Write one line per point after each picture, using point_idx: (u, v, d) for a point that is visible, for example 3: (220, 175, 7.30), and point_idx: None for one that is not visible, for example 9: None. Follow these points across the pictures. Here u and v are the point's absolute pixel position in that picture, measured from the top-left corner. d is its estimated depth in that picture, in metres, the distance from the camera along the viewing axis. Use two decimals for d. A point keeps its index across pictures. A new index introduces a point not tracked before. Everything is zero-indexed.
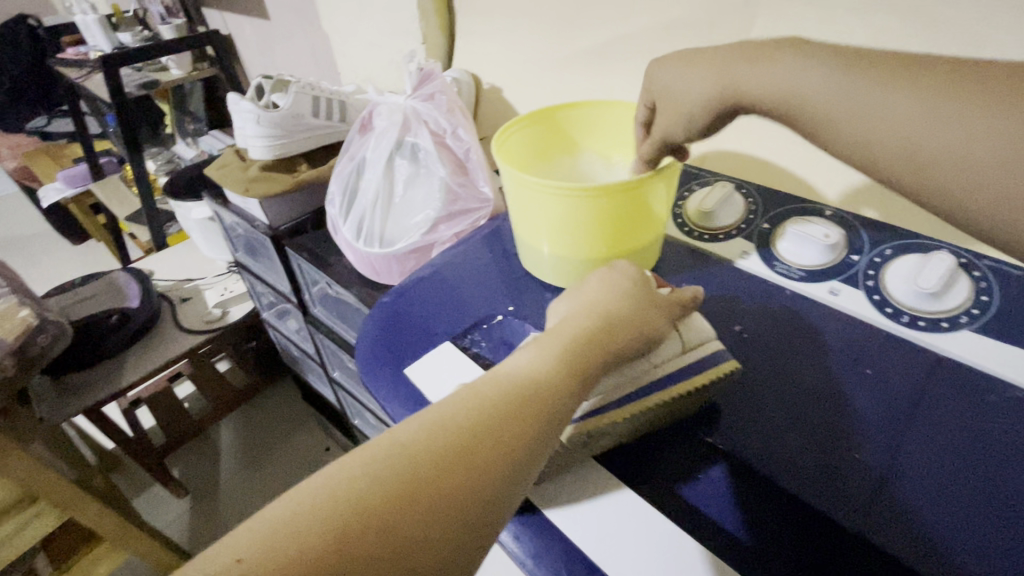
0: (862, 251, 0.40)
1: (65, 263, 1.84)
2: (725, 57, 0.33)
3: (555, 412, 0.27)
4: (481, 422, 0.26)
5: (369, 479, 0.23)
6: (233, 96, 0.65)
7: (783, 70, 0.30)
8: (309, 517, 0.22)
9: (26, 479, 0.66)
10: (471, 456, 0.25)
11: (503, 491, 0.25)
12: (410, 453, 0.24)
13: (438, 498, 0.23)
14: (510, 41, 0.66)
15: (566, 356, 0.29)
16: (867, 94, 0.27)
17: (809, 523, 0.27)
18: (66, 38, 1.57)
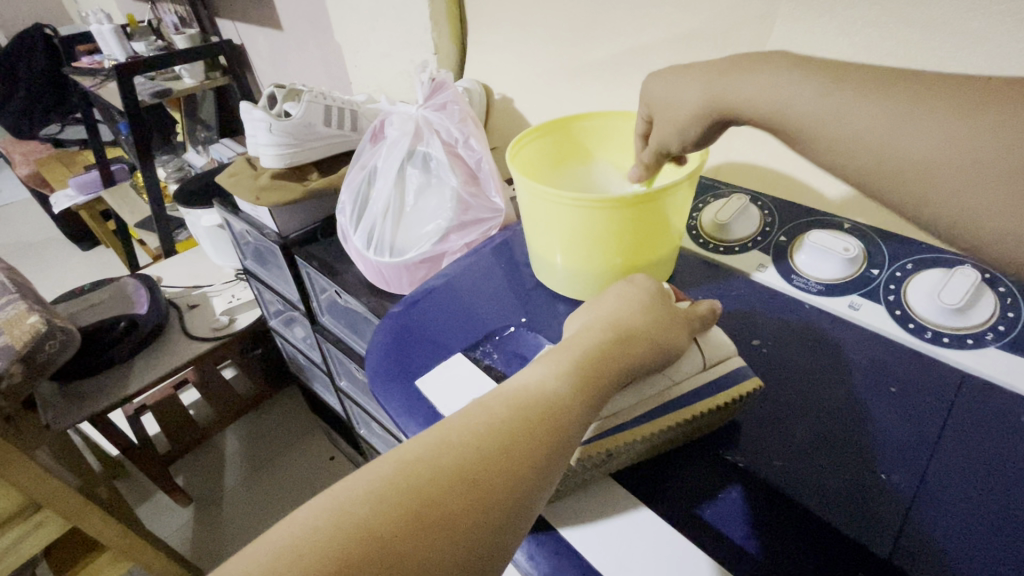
0: (883, 265, 0.39)
1: (75, 268, 1.85)
2: (719, 70, 0.34)
3: (567, 431, 0.26)
4: (496, 439, 0.25)
5: (374, 501, 0.22)
6: (246, 105, 0.65)
7: (771, 81, 0.30)
8: (312, 537, 0.21)
9: (30, 487, 0.65)
10: (488, 473, 0.24)
11: (518, 510, 0.24)
12: (424, 470, 0.24)
13: (452, 518, 0.23)
14: (521, 52, 0.66)
15: (580, 372, 0.28)
16: (846, 102, 0.27)
17: (835, 546, 0.26)
18: (82, 47, 1.59)
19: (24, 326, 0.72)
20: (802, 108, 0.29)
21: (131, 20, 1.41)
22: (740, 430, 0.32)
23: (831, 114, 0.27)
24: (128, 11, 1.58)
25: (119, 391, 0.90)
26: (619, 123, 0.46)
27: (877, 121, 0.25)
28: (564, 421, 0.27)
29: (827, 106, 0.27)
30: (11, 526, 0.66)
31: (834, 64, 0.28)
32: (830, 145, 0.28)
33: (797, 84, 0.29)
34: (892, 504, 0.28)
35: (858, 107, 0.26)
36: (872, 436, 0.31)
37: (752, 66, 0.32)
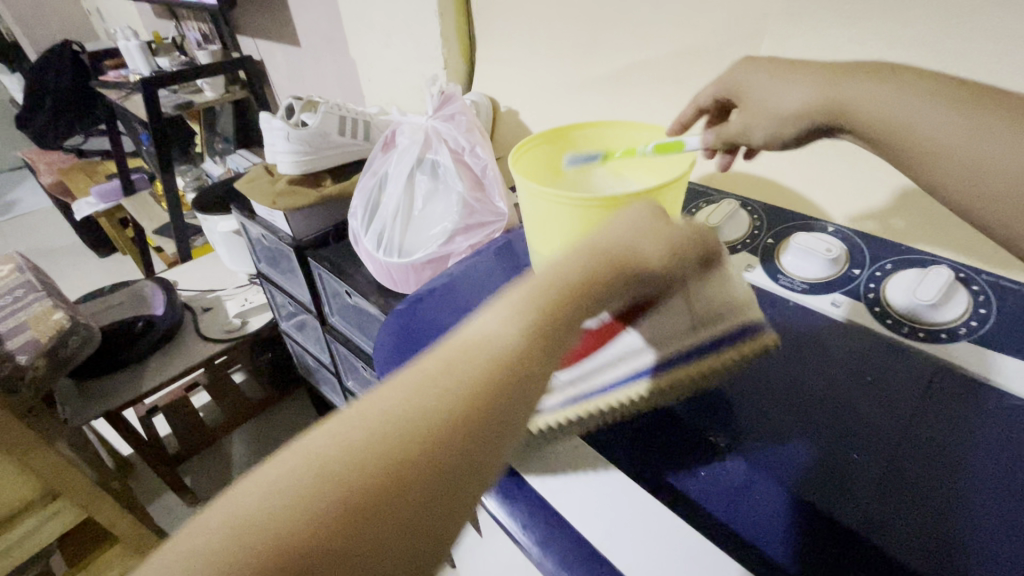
0: (863, 265, 0.42)
1: (93, 275, 1.90)
2: (833, 73, 0.34)
3: (526, 389, 0.23)
4: (448, 405, 0.22)
5: (304, 491, 0.19)
6: (265, 115, 0.69)
7: (892, 92, 0.31)
8: (237, 538, 0.18)
9: (50, 476, 0.68)
10: (441, 441, 0.21)
11: (476, 481, 0.21)
12: (365, 452, 0.20)
13: (408, 491, 0.20)
14: (526, 67, 0.69)
15: (543, 323, 0.24)
16: (986, 128, 0.28)
17: (821, 530, 0.28)
18: (109, 63, 1.66)
19: (49, 322, 0.75)
20: (899, 114, 0.31)
21: (157, 37, 1.47)
22: (739, 423, 0.33)
23: (930, 124, 0.29)
24: (153, 28, 1.66)
25: (134, 389, 0.93)
26: (616, 131, 0.49)
27: (975, 139, 0.28)
28: (523, 377, 0.23)
29: (927, 113, 0.30)
30: (30, 514, 0.68)
31: (932, 78, 0.30)
32: (923, 154, 0.30)
33: (896, 93, 0.31)
34: (899, 494, 0.29)
35: (960, 122, 0.29)
36: (869, 427, 0.32)
37: (850, 70, 0.33)
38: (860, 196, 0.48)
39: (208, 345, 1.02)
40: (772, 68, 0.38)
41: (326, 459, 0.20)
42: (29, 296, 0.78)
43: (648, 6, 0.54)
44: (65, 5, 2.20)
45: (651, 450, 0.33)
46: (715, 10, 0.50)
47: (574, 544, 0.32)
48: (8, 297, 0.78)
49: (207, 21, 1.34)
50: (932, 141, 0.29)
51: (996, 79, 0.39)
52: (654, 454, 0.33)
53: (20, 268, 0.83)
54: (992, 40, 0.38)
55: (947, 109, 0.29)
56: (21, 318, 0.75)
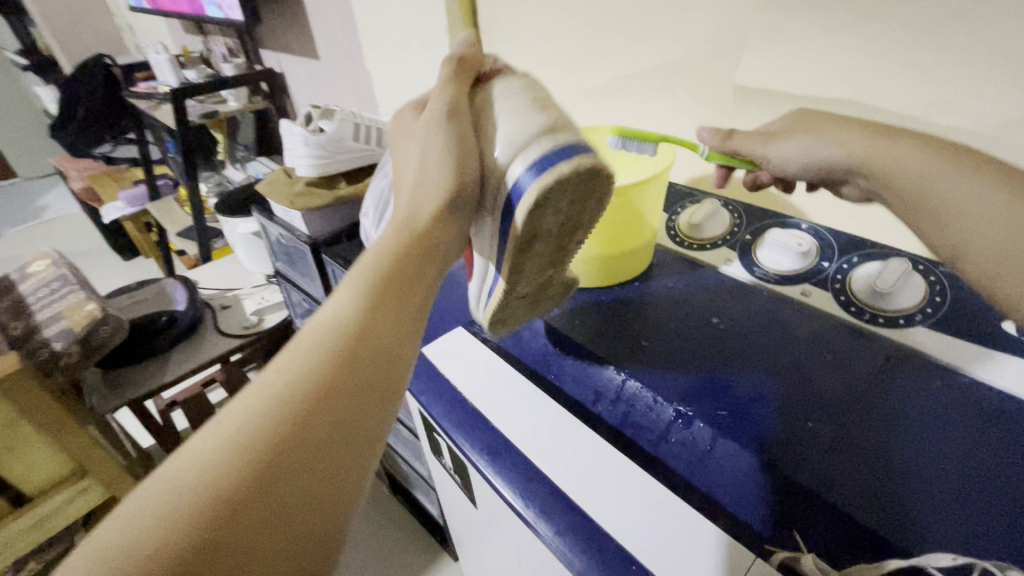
0: (832, 259, 0.45)
1: (118, 277, 1.98)
2: (873, 132, 0.38)
3: (377, 342, 0.31)
4: (315, 367, 0.28)
5: (233, 439, 0.25)
6: (286, 122, 0.74)
7: (927, 160, 0.35)
8: (184, 484, 0.24)
9: (80, 454, 0.73)
10: (324, 390, 0.28)
11: (363, 411, 0.28)
12: (262, 413, 0.26)
13: (302, 435, 0.26)
14: (529, 78, 0.74)
15: (368, 296, 0.32)
16: (1001, 203, 0.33)
17: (779, 488, 0.31)
18: (139, 75, 1.76)
19: (82, 312, 0.81)
20: (930, 171, 0.35)
21: (185, 51, 1.55)
22: (709, 397, 0.36)
23: (959, 187, 0.34)
24: (182, 43, 1.75)
25: (157, 380, 0.98)
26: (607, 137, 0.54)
27: (1002, 208, 0.32)
28: (371, 331, 0.31)
29: (957, 179, 0.34)
30: (59, 490, 0.73)
31: (975, 160, 0.35)
32: (951, 211, 0.34)
33: (926, 154, 0.36)
34: (849, 456, 0.32)
35: (987, 193, 0.33)
36: (826, 400, 0.35)
37: (888, 130, 0.38)
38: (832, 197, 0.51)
39: (227, 340, 1.07)
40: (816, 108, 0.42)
41: (226, 430, 0.26)
42: (65, 288, 0.84)
43: (639, 23, 0.59)
44: (98, 21, 2.32)
45: (635, 424, 0.36)
46: (700, 26, 0.54)
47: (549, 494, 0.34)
48: (46, 290, 0.84)
49: (232, 36, 1.41)
50: (960, 203, 0.34)
51: (950, 85, 0.42)
52: (637, 427, 0.36)
53: (56, 262, 0.89)
54: (947, 53, 0.42)
55: (973, 181, 0.34)
56: (58, 309, 0.81)
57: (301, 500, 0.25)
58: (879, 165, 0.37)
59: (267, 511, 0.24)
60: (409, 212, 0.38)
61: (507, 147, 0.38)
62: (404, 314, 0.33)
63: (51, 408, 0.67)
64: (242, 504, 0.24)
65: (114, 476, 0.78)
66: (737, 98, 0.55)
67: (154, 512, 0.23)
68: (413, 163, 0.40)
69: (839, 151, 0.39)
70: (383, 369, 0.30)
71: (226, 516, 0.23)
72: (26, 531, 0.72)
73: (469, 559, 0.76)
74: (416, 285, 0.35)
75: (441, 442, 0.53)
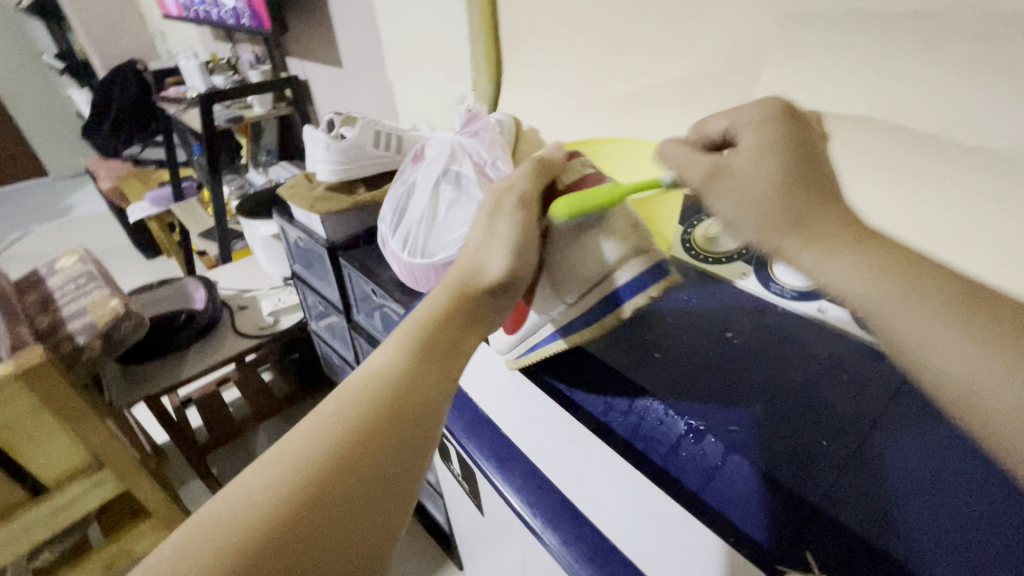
0: None
1: (141, 275, 2.03)
2: (780, 205, 0.32)
3: (425, 391, 0.33)
4: (354, 421, 0.31)
5: (287, 473, 0.28)
6: (310, 128, 0.77)
7: (838, 263, 0.30)
8: (242, 514, 0.27)
9: (97, 446, 0.75)
10: (361, 445, 0.30)
11: (408, 445, 0.31)
12: (309, 460, 0.29)
13: (345, 488, 0.28)
14: (548, 90, 0.75)
15: (415, 349, 0.35)
16: (907, 305, 0.28)
17: (791, 510, 0.30)
18: (170, 81, 1.82)
19: (106, 308, 0.84)
20: (880, 292, 0.28)
21: (214, 57, 1.60)
22: (721, 412, 0.35)
23: (905, 314, 0.27)
24: (211, 51, 1.80)
25: (174, 376, 1.00)
26: (630, 150, 0.55)
27: (950, 335, 0.26)
28: (409, 392, 0.32)
29: (900, 305, 0.28)
30: (78, 480, 0.76)
31: (875, 248, 0.30)
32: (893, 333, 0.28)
33: (869, 274, 0.29)
34: (866, 476, 0.31)
35: (939, 325, 0.26)
36: (844, 420, 0.34)
37: (845, 238, 0.31)
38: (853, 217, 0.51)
39: (244, 339, 1.09)
40: (768, 179, 0.33)
41: (279, 474, 0.28)
42: (91, 284, 0.87)
43: (659, 37, 0.59)
44: (132, 27, 2.40)
45: (646, 436, 0.36)
46: (718, 42, 0.54)
47: (601, 547, 0.42)
48: (73, 285, 0.87)
49: (260, 44, 1.45)
50: (899, 332, 0.28)
51: (970, 102, 0.42)
52: (646, 438, 0.36)
53: (84, 259, 0.92)
54: (970, 70, 0.41)
55: (924, 306, 0.27)
56: (83, 305, 0.84)
57: (353, 528, 0.28)
58: (822, 278, 0.30)
59: (309, 552, 0.26)
60: (466, 276, 0.39)
61: (601, 254, 0.39)
62: (445, 374, 0.35)
63: (73, 400, 0.69)
64: (295, 542, 0.26)
65: (129, 470, 0.80)
66: None
67: (221, 535, 0.26)
68: (478, 238, 0.40)
69: (752, 231, 0.33)
70: (420, 427, 0.32)
71: (283, 540, 0.26)
72: (45, 521, 0.74)
73: (474, 568, 0.76)
74: (471, 336, 0.37)
75: (450, 445, 0.55)
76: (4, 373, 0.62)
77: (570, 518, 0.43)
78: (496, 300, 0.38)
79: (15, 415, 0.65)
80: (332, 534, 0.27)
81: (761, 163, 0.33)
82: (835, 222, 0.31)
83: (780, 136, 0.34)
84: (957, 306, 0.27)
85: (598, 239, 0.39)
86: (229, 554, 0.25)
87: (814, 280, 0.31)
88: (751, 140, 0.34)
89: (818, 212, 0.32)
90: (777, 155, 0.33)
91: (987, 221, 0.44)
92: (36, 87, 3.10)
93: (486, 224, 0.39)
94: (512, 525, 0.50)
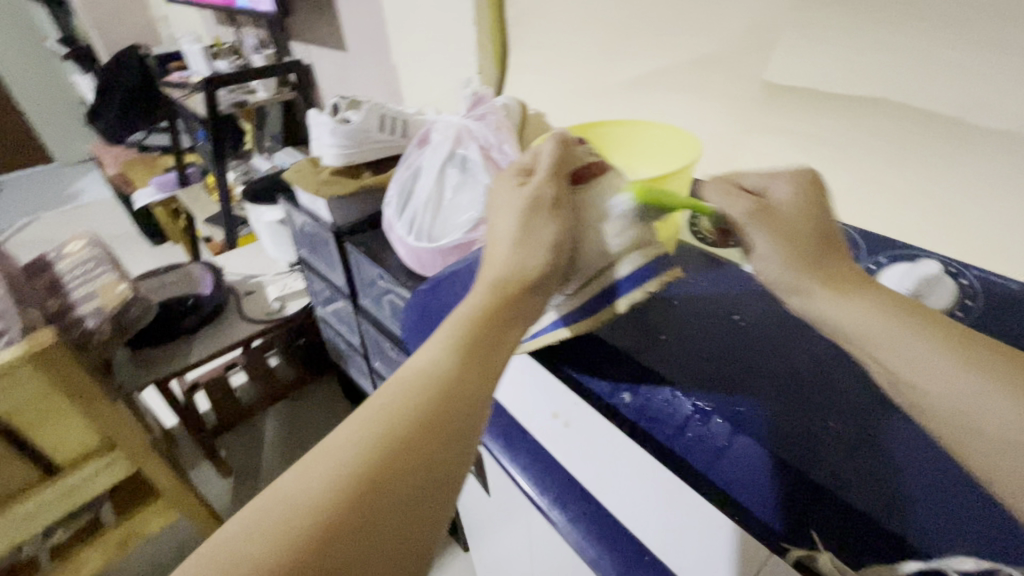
0: (860, 259, 0.45)
1: (147, 261, 2.04)
2: (810, 252, 0.34)
3: (471, 392, 0.32)
4: (405, 418, 0.30)
5: (333, 470, 0.28)
6: (314, 112, 0.76)
7: (854, 308, 0.31)
8: (290, 514, 0.26)
9: (109, 428, 0.76)
10: (407, 444, 0.29)
11: (456, 442, 0.30)
12: (357, 459, 0.28)
13: (393, 480, 0.28)
14: (554, 73, 0.74)
15: (455, 346, 0.34)
16: (916, 341, 0.29)
17: (796, 489, 0.30)
18: (175, 66, 1.81)
19: (115, 293, 0.85)
20: (878, 326, 0.30)
21: (217, 41, 1.59)
22: (728, 395, 0.35)
23: (920, 354, 0.29)
24: (214, 35, 1.79)
25: (183, 361, 1.01)
26: (636, 133, 0.54)
27: (962, 379, 0.27)
28: (456, 392, 0.32)
29: (894, 334, 0.30)
30: (90, 461, 0.77)
31: (889, 295, 0.32)
32: (885, 363, 0.30)
33: (884, 316, 0.31)
34: (880, 461, 0.30)
35: (938, 359, 0.28)
36: (858, 403, 0.33)
37: (851, 281, 0.33)
38: (865, 200, 0.51)
39: (251, 324, 1.10)
40: (811, 230, 0.35)
41: (322, 471, 0.28)
42: (99, 269, 0.88)
43: (670, 17, 0.58)
44: (134, 11, 2.38)
45: (651, 417, 0.36)
46: (730, 22, 0.53)
47: (611, 529, 0.42)
48: (82, 270, 0.88)
49: (263, 28, 1.44)
50: (894, 362, 0.30)
51: (988, 82, 0.41)
52: (652, 420, 0.36)
53: (91, 244, 0.92)
54: (990, 50, 0.40)
55: (923, 344, 0.29)
56: (92, 289, 0.85)
57: (400, 520, 0.27)
58: (833, 315, 0.32)
59: (362, 541, 0.26)
60: (498, 274, 0.37)
61: (608, 247, 0.38)
62: (490, 372, 0.34)
63: (82, 382, 0.70)
64: (347, 536, 0.26)
65: (140, 453, 0.81)
66: (766, 95, 0.54)
67: (271, 533, 0.26)
68: (506, 232, 0.38)
69: (780, 271, 0.34)
70: (467, 427, 0.31)
71: (332, 537, 0.26)
72: (58, 500, 0.75)
73: (480, 550, 0.77)
74: (510, 331, 0.36)
75: None
76: (16, 355, 0.63)
77: (578, 496, 0.44)
78: (536, 300, 0.38)
79: (28, 397, 0.66)
80: (382, 518, 0.27)
81: (801, 217, 0.35)
82: (850, 271, 0.33)
83: (811, 194, 0.36)
84: (970, 355, 0.28)
85: (611, 230, 0.38)
86: (281, 550, 0.25)
87: (823, 319, 0.32)
88: (784, 189, 0.37)
89: (834, 262, 0.34)
90: (809, 207, 0.36)
91: (1001, 204, 0.43)
92: (38, 72, 3.08)
93: (517, 213, 0.38)
94: (519, 506, 0.51)
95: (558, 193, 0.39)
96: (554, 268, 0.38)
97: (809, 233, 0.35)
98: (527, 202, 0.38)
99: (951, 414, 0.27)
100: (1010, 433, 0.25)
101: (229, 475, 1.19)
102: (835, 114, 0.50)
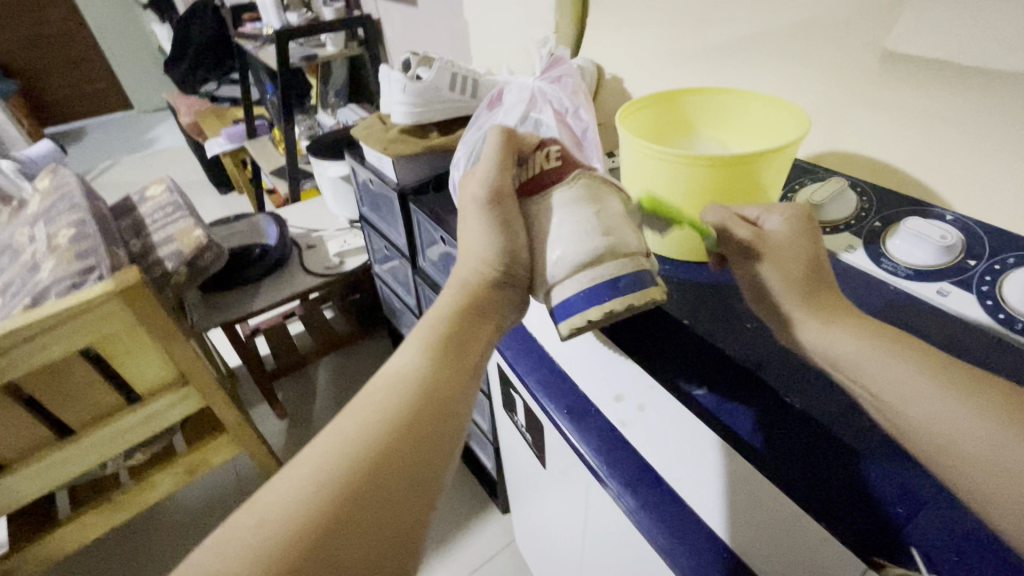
0: (981, 257, 0.40)
1: (215, 210, 2.14)
2: (801, 290, 0.36)
3: (441, 392, 0.36)
4: (389, 412, 0.33)
5: (328, 459, 0.31)
6: (387, 68, 0.75)
7: (830, 337, 0.33)
8: (298, 499, 0.29)
9: (185, 363, 0.81)
10: (389, 435, 0.32)
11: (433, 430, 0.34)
12: (353, 442, 0.32)
13: (382, 467, 0.31)
14: (637, 31, 0.68)
15: (427, 348, 0.37)
16: (896, 367, 0.31)
17: (845, 495, 0.30)
18: (247, 18, 1.84)
19: (191, 237, 0.89)
20: (858, 349, 0.32)
21: None
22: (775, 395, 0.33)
23: (895, 378, 0.30)
24: None
25: (248, 307, 1.06)
26: (728, 103, 0.50)
27: (935, 401, 0.29)
28: (425, 387, 0.35)
29: (881, 360, 0.31)
30: (167, 393, 0.82)
31: (867, 327, 0.33)
32: (874, 392, 0.31)
33: (863, 339, 0.32)
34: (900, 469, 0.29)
35: (926, 386, 0.29)
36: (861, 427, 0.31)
37: (844, 314, 0.34)
38: (988, 188, 0.46)
39: (311, 277, 1.13)
40: (802, 252, 0.36)
41: (323, 457, 0.31)
42: (177, 214, 0.92)
43: None
44: None
45: (730, 409, 0.34)
46: None
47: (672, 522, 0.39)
48: (162, 213, 0.92)
49: None
50: (876, 386, 0.31)
51: None
52: (731, 411, 0.34)
53: (170, 189, 0.97)
54: None
55: (898, 364, 0.31)
56: (171, 232, 0.89)
57: (390, 500, 0.31)
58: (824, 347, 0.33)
59: (356, 519, 0.29)
60: (458, 274, 0.41)
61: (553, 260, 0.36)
62: (455, 361, 0.38)
63: (162, 321, 0.74)
64: (346, 513, 0.29)
65: (212, 390, 0.86)
66: (882, 67, 0.48)
67: (283, 513, 0.29)
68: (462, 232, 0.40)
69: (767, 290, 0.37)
70: (441, 414, 0.35)
71: (334, 515, 0.29)
72: (137, 426, 0.82)
73: (521, 513, 0.79)
74: (465, 334, 0.40)
75: (517, 397, 0.56)
76: (105, 291, 0.67)
77: (650, 481, 0.41)
78: (502, 293, 0.41)
79: (116, 329, 0.71)
80: (377, 498, 0.30)
81: (800, 246, 0.37)
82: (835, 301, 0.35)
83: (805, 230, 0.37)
84: (942, 374, 0.29)
85: (561, 240, 0.36)
86: (289, 527, 0.28)
87: (815, 349, 0.34)
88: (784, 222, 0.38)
89: (820, 291, 0.35)
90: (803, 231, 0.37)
91: None
92: (117, 19, 3.20)
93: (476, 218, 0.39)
94: (575, 478, 0.51)
95: (501, 186, 0.39)
96: (504, 276, 0.40)
97: (800, 266, 0.36)
98: (474, 195, 0.39)
99: (931, 433, 0.28)
100: (1007, 461, 0.26)
101: (284, 418, 1.26)
102: (970, 90, 0.44)
